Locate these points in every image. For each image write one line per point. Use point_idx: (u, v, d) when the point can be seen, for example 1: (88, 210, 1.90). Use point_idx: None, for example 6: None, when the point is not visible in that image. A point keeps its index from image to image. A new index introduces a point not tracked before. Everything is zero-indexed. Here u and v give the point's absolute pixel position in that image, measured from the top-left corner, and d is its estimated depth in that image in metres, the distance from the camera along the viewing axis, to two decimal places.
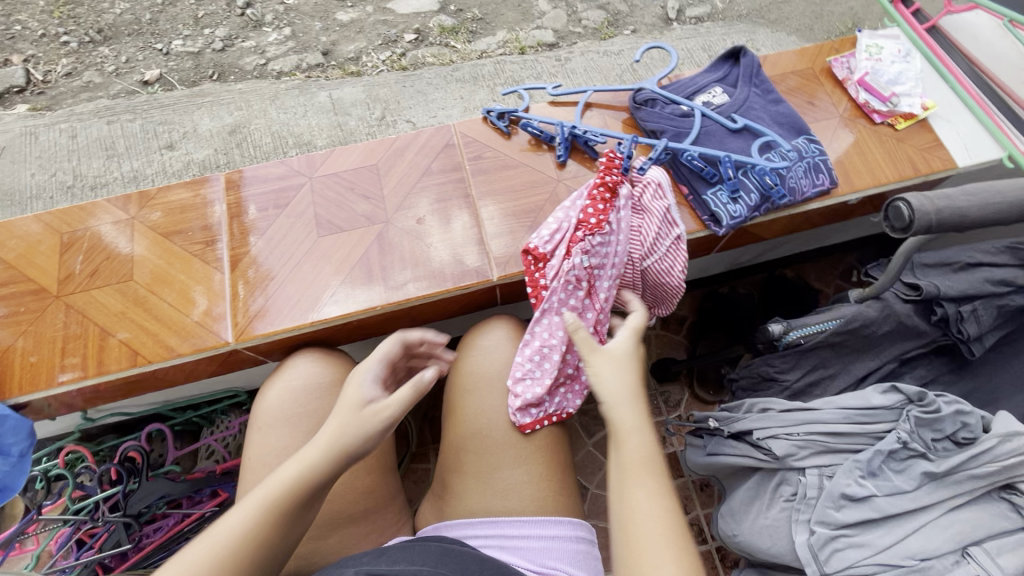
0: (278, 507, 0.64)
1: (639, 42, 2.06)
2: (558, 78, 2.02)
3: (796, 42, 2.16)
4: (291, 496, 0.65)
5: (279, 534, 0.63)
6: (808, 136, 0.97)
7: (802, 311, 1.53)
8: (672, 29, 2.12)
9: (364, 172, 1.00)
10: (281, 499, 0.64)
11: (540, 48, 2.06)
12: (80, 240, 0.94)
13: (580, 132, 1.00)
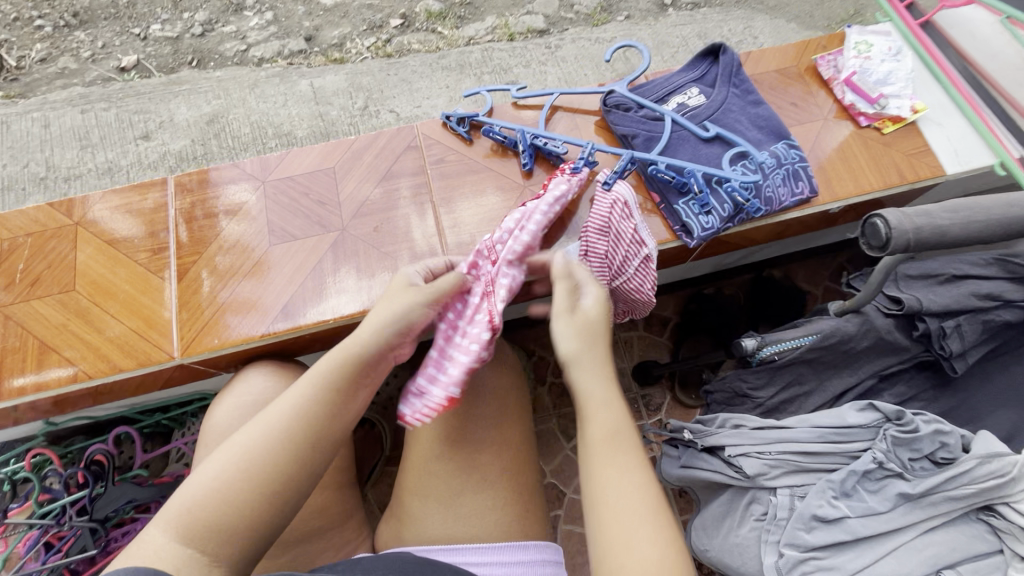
0: (229, 498, 0.62)
1: (634, 29, 1.97)
2: (548, 67, 1.94)
3: (796, 30, 2.07)
4: (242, 485, 0.63)
5: (250, 520, 0.63)
6: (788, 142, 0.91)
7: (789, 315, 1.48)
8: (668, 16, 2.04)
9: (322, 176, 0.95)
10: (247, 485, 0.63)
11: (530, 34, 1.97)
12: (22, 247, 0.90)
13: (541, 142, 0.94)
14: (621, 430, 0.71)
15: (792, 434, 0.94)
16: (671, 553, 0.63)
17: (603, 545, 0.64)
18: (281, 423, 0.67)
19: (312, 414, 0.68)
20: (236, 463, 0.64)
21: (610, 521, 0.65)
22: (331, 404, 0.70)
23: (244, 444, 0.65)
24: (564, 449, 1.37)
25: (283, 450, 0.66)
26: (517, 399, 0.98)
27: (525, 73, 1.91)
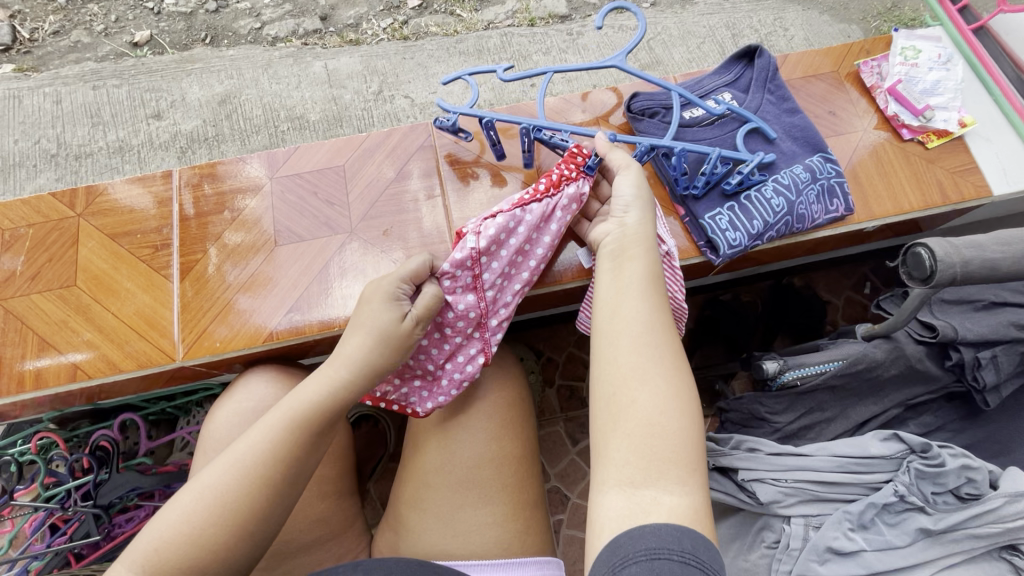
0: (199, 537, 0.65)
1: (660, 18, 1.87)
2: (569, 55, 1.86)
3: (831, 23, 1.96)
4: (212, 526, 0.66)
5: (224, 553, 0.65)
6: (824, 155, 0.85)
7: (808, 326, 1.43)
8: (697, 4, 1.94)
9: (331, 175, 0.92)
10: (220, 514, 0.66)
11: (551, 19, 1.89)
12: (22, 238, 0.87)
13: (545, 135, 0.88)
14: (654, 293, 0.71)
15: (809, 462, 0.90)
16: (680, 415, 0.63)
17: (614, 400, 0.65)
18: (249, 461, 0.68)
19: (280, 455, 0.69)
20: (204, 502, 0.66)
21: (624, 372, 0.65)
22: (300, 448, 0.71)
23: (213, 483, 0.67)
24: (569, 454, 1.34)
25: (251, 493, 0.67)
26: (520, 407, 0.93)
27: (544, 60, 1.84)
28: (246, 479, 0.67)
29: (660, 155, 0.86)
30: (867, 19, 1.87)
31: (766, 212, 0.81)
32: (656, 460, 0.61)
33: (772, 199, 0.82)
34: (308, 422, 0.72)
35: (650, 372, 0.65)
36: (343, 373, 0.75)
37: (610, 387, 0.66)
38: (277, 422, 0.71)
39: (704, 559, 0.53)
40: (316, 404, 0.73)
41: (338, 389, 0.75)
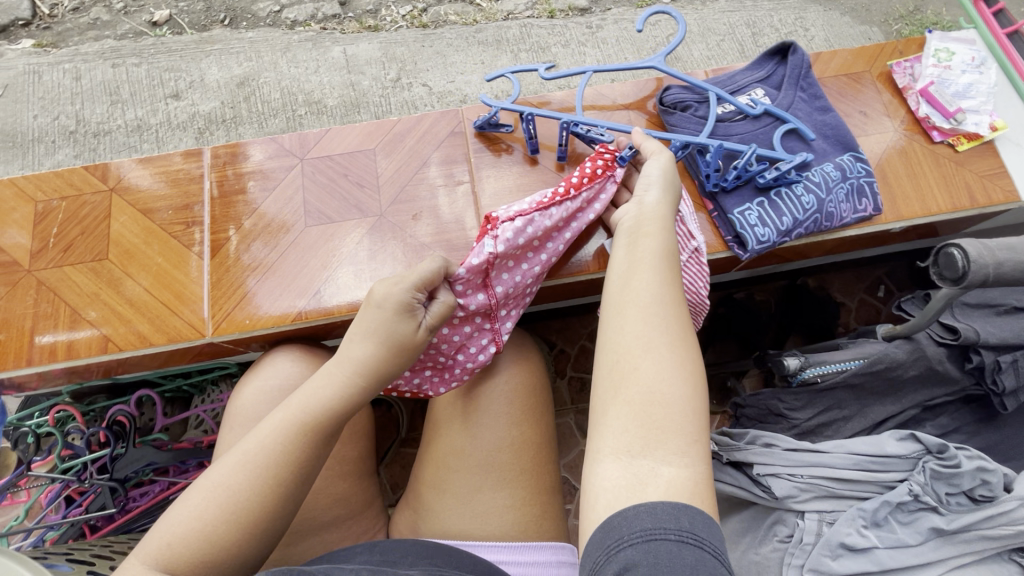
0: (209, 533, 0.66)
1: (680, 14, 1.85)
2: (587, 48, 1.84)
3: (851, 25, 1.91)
4: (221, 524, 0.66)
5: (230, 550, 0.66)
6: (855, 154, 0.86)
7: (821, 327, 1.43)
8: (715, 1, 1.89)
9: (361, 158, 0.93)
10: (228, 513, 0.66)
11: (571, 12, 1.87)
12: (55, 210, 0.89)
13: (582, 130, 0.91)
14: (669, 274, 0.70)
15: (826, 458, 0.91)
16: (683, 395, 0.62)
17: (618, 374, 0.63)
18: (260, 462, 0.69)
19: (290, 457, 0.69)
20: (214, 502, 0.67)
21: (630, 347, 0.64)
22: (309, 450, 0.71)
23: (223, 482, 0.68)
24: (580, 444, 1.35)
25: (265, 495, 0.68)
26: (540, 395, 0.93)
27: (563, 53, 1.83)
28: (252, 478, 0.67)
29: (693, 151, 0.86)
30: (890, 22, 1.86)
31: (795, 210, 0.82)
32: (655, 433, 0.60)
33: (802, 197, 0.82)
34: (316, 423, 0.71)
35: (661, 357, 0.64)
36: (356, 378, 0.74)
37: (614, 360, 0.65)
38: (286, 422, 0.71)
39: (702, 536, 0.53)
40: (327, 406, 0.72)
41: (350, 393, 0.74)
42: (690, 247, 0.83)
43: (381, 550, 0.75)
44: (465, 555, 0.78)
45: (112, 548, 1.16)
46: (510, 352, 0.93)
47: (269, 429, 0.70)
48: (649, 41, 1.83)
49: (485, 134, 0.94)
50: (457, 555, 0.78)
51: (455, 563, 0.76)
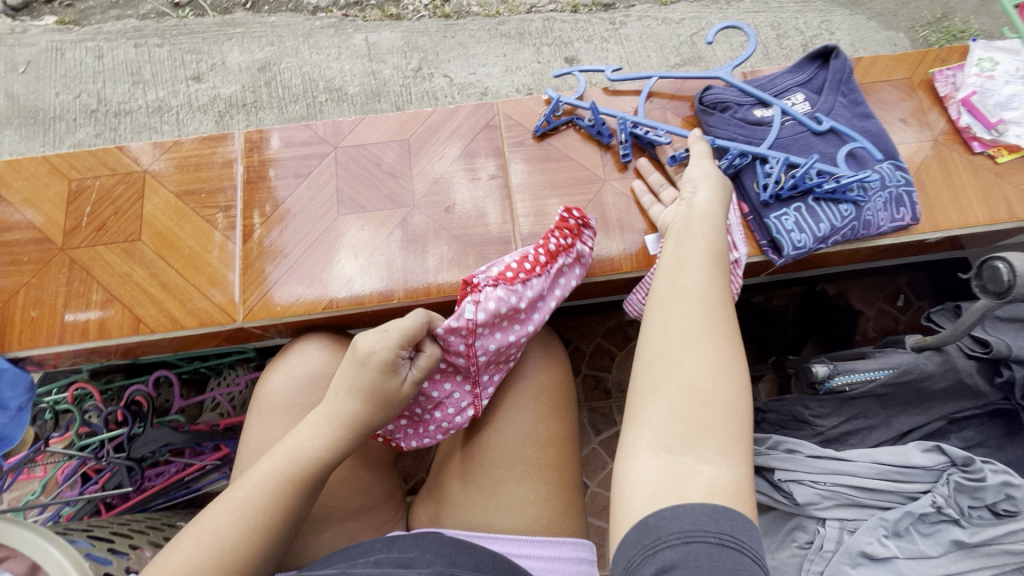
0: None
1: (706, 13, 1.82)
2: (610, 44, 1.81)
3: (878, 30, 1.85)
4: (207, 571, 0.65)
5: None
6: (895, 163, 0.85)
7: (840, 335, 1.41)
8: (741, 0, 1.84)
9: (396, 148, 0.92)
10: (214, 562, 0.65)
11: (594, 7, 1.83)
12: (89, 190, 0.89)
13: (642, 131, 0.90)
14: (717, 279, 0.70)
15: (850, 467, 0.91)
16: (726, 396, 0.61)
17: (661, 368, 0.64)
18: (250, 509, 0.68)
19: (276, 506, 0.69)
20: (200, 551, 0.66)
21: (675, 346, 0.64)
22: (294, 500, 0.70)
23: (213, 526, 0.67)
24: (593, 442, 1.35)
25: (253, 542, 0.67)
26: (564, 390, 0.93)
27: (585, 49, 1.80)
28: (239, 528, 0.67)
29: (749, 159, 0.85)
30: (918, 29, 1.82)
31: (835, 217, 0.81)
32: (696, 432, 0.59)
33: (842, 205, 0.82)
34: (298, 475, 0.70)
35: (707, 362, 0.63)
36: (339, 428, 0.73)
37: (657, 356, 0.65)
38: (274, 473, 0.70)
39: (742, 538, 0.53)
40: (316, 455, 0.71)
41: (336, 446, 0.73)
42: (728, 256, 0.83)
43: (398, 545, 0.76)
44: (485, 552, 0.78)
45: (130, 527, 1.17)
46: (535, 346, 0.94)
47: (260, 475, 0.70)
48: (672, 39, 1.80)
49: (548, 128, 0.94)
50: (474, 552, 0.76)
51: (472, 562, 0.75)
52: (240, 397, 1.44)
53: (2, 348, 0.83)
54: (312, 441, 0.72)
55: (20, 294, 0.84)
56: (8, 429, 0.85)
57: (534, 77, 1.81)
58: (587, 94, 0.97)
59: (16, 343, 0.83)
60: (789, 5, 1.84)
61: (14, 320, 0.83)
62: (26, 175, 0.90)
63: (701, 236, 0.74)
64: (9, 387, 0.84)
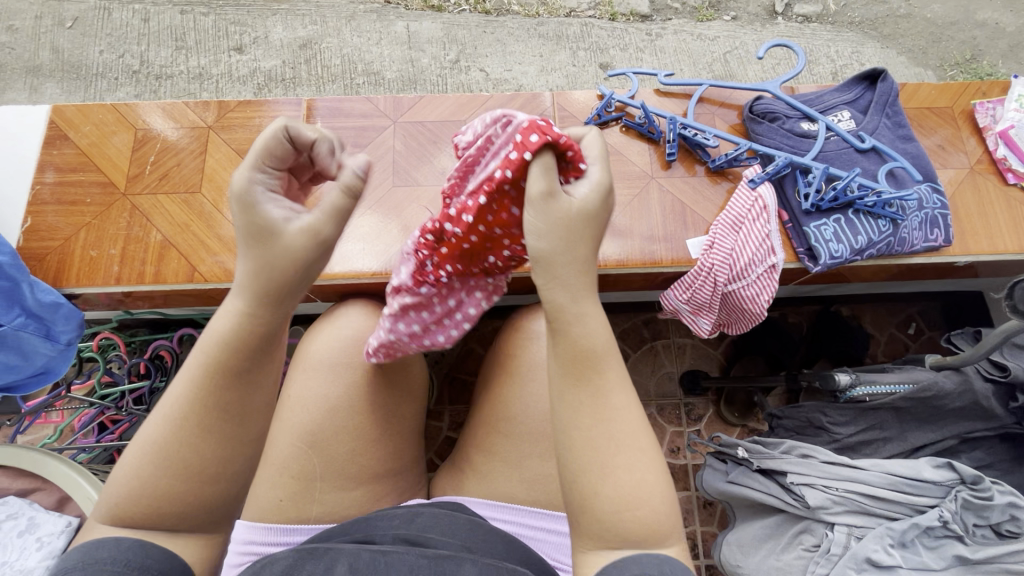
0: (162, 489, 0.57)
1: (740, 32, 1.83)
2: (643, 54, 1.82)
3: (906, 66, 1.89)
4: (161, 477, 0.56)
5: (171, 499, 0.57)
6: (933, 185, 0.88)
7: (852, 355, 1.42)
8: (776, 24, 1.86)
9: (450, 128, 0.98)
10: (157, 460, 0.57)
11: (632, 17, 1.84)
12: (153, 140, 0.94)
13: (691, 132, 0.93)
14: (607, 355, 0.58)
15: (863, 475, 0.93)
16: (644, 433, 0.59)
17: (587, 480, 0.56)
18: (189, 412, 0.56)
19: (214, 398, 0.57)
20: (143, 454, 0.57)
21: (598, 452, 0.56)
22: (232, 385, 0.57)
23: (148, 432, 0.57)
24: None
25: (200, 442, 0.57)
26: None
27: (620, 57, 1.81)
28: (172, 422, 0.56)
29: (794, 170, 0.88)
30: (946, 67, 1.85)
31: (872, 233, 0.84)
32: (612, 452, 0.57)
33: (880, 221, 0.85)
34: (234, 357, 0.56)
35: (626, 432, 0.57)
36: (239, 304, 0.57)
37: (584, 466, 0.57)
38: (191, 369, 0.56)
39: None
40: (227, 334, 0.56)
41: (258, 316, 0.57)
42: (767, 263, 0.86)
43: (418, 524, 0.75)
44: (498, 539, 0.76)
45: None
46: None
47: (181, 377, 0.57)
48: (707, 54, 1.81)
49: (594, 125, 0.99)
50: (492, 540, 0.76)
51: (488, 550, 0.73)
52: None
53: (60, 284, 0.88)
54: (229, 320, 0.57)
55: (80, 235, 0.89)
56: (54, 362, 0.89)
57: (569, 79, 1.80)
58: (640, 91, 1.01)
59: (73, 281, 0.88)
60: (822, 31, 1.86)
61: (74, 257, 0.88)
62: (93, 121, 0.95)
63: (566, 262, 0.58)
64: (63, 321, 0.87)
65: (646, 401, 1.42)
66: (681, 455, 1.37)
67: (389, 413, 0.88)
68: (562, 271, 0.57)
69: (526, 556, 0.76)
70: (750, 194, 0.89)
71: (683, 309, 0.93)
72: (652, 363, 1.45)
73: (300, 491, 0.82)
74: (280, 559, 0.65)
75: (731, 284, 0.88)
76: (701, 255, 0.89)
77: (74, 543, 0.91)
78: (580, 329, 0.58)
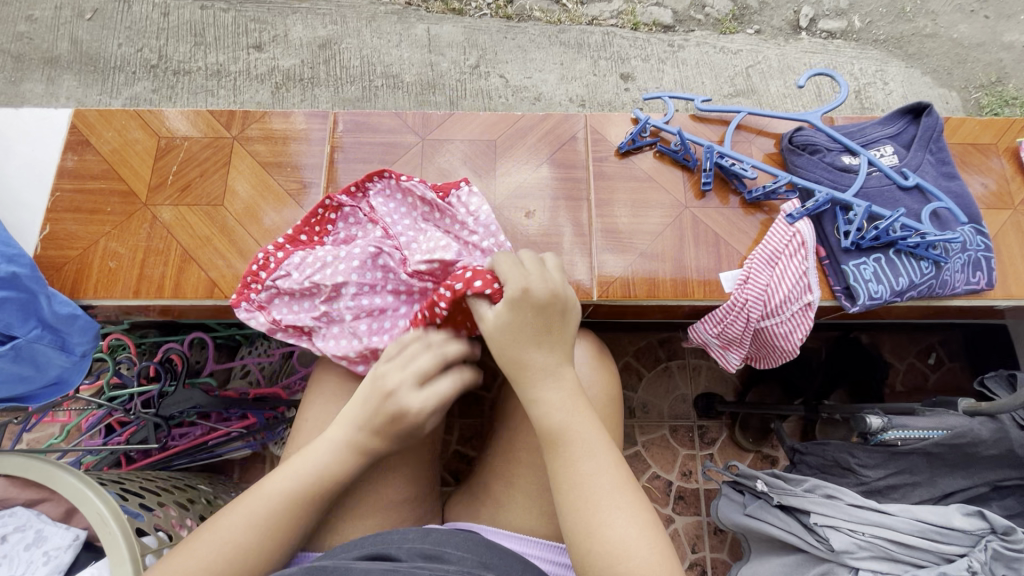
0: (213, 572, 0.66)
1: (763, 47, 1.79)
2: (665, 65, 1.77)
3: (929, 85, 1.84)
4: (224, 573, 0.66)
5: None
6: (977, 227, 0.91)
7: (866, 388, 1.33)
8: (800, 39, 1.82)
9: (481, 146, 1.02)
10: (230, 562, 0.66)
11: (654, 28, 1.80)
12: (176, 149, 0.99)
13: (727, 162, 0.95)
14: (574, 426, 0.67)
15: (892, 520, 0.91)
16: (624, 486, 0.64)
17: (583, 539, 0.62)
18: (264, 519, 0.68)
19: (287, 513, 0.69)
20: (223, 554, 0.66)
21: (585, 513, 0.63)
22: (304, 509, 0.70)
23: (229, 534, 0.67)
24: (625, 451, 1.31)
25: (257, 540, 0.68)
26: (617, 401, 0.91)
27: (642, 67, 1.76)
28: (253, 536, 0.67)
29: (835, 207, 0.90)
30: (971, 90, 1.81)
31: (912, 274, 0.86)
32: (594, 513, 0.62)
33: (922, 262, 0.87)
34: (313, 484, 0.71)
35: (605, 490, 0.63)
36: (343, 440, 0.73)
37: (575, 530, 0.62)
38: (284, 484, 0.71)
39: None
40: (321, 461, 0.72)
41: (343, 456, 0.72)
42: (802, 301, 0.88)
43: (434, 538, 0.71)
44: (515, 560, 0.73)
45: (157, 483, 1.12)
46: (588, 345, 0.93)
47: (280, 486, 0.70)
48: (730, 68, 1.77)
49: (631, 147, 1.01)
50: (506, 557, 0.72)
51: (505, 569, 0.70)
52: (270, 368, 1.37)
53: (76, 295, 0.92)
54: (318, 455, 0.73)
55: (100, 244, 0.94)
56: (70, 372, 0.90)
57: (589, 88, 1.74)
58: (676, 117, 1.03)
59: (91, 291, 0.92)
60: (846, 49, 1.82)
61: (93, 267, 0.93)
62: (116, 128, 1.00)
63: (553, 374, 0.69)
64: (79, 333, 0.90)
65: (660, 422, 1.36)
66: (693, 479, 1.31)
67: (413, 438, 0.86)
68: (541, 373, 0.69)
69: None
70: (788, 228, 0.90)
71: (712, 342, 0.95)
72: (665, 385, 1.39)
73: (314, 517, 0.80)
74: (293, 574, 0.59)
75: (764, 320, 0.89)
76: (734, 289, 0.91)
77: (81, 557, 0.91)
78: (539, 409, 0.67)
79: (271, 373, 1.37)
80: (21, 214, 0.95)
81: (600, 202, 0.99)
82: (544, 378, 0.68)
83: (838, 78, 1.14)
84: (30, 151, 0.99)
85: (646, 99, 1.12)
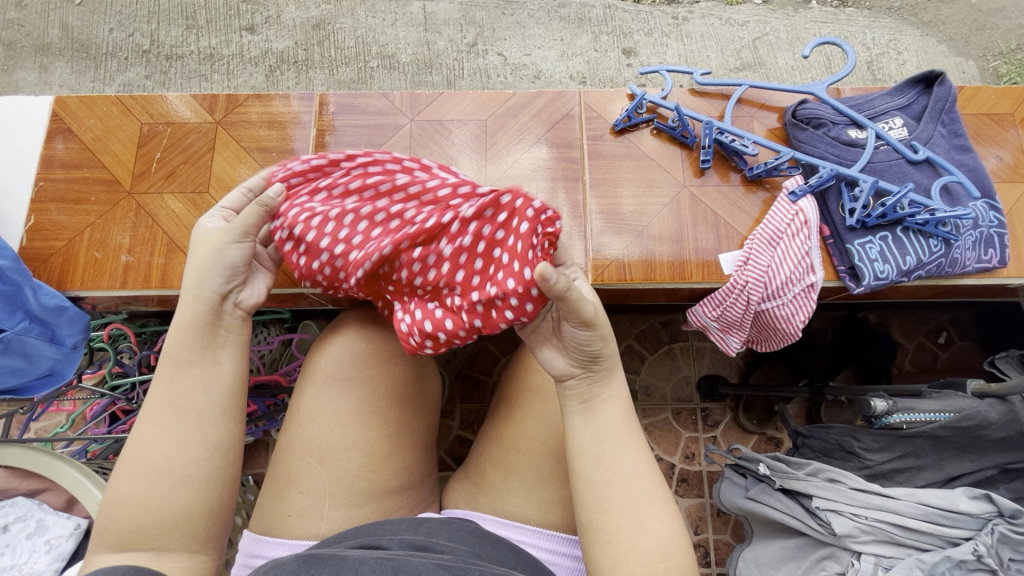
0: (143, 499, 0.64)
1: (771, 19, 1.72)
2: (669, 39, 1.71)
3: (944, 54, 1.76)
4: (146, 489, 0.64)
5: (156, 503, 0.64)
6: (990, 202, 0.88)
7: (873, 367, 1.29)
8: (809, 8, 1.74)
9: (471, 125, 0.99)
10: (147, 462, 0.65)
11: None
12: (159, 134, 0.97)
13: (728, 138, 0.92)
14: (615, 431, 0.69)
15: (893, 504, 0.90)
16: (657, 496, 0.67)
17: (626, 538, 0.64)
18: (165, 415, 0.67)
19: (177, 397, 0.67)
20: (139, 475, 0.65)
21: (623, 514, 0.65)
22: (194, 382, 0.68)
23: (136, 451, 0.66)
24: None
25: (166, 440, 0.66)
26: None
27: (645, 42, 1.70)
28: (161, 428, 0.66)
29: (841, 183, 0.88)
30: (989, 58, 1.73)
31: (919, 252, 0.84)
32: (627, 517, 0.65)
33: (930, 240, 0.85)
34: (186, 354, 0.69)
35: (645, 491, 0.66)
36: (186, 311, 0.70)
37: (617, 531, 0.64)
38: (163, 371, 0.68)
39: None
40: (178, 335, 0.69)
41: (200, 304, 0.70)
42: (806, 281, 0.86)
43: (426, 528, 0.70)
44: (507, 548, 0.72)
45: None
46: None
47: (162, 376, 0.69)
48: (734, 40, 1.70)
49: (627, 124, 0.98)
50: (501, 547, 0.71)
51: (497, 558, 0.69)
52: (270, 356, 1.23)
53: (64, 287, 0.92)
54: (184, 317, 0.70)
55: (85, 233, 0.93)
56: (62, 365, 0.92)
57: (591, 65, 1.69)
58: (674, 92, 1.00)
59: (78, 283, 0.92)
60: (858, 17, 1.74)
61: (79, 259, 0.92)
62: (98, 115, 0.98)
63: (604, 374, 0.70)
64: (68, 324, 0.90)
65: (662, 405, 1.34)
66: (695, 462, 1.30)
67: (408, 426, 0.85)
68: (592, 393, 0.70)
69: (538, 565, 0.72)
70: (790, 207, 0.88)
71: (712, 326, 0.93)
72: (668, 367, 1.37)
73: (308, 506, 0.80)
74: (288, 561, 0.59)
75: (766, 302, 0.87)
76: (734, 271, 0.88)
77: (83, 545, 0.91)
78: (591, 412, 0.69)
79: (272, 361, 1.23)
80: (8, 206, 0.95)
81: (597, 182, 0.96)
82: (603, 387, 0.70)
83: (845, 47, 1.09)
84: (11, 140, 0.97)
85: (642, 73, 1.06)
